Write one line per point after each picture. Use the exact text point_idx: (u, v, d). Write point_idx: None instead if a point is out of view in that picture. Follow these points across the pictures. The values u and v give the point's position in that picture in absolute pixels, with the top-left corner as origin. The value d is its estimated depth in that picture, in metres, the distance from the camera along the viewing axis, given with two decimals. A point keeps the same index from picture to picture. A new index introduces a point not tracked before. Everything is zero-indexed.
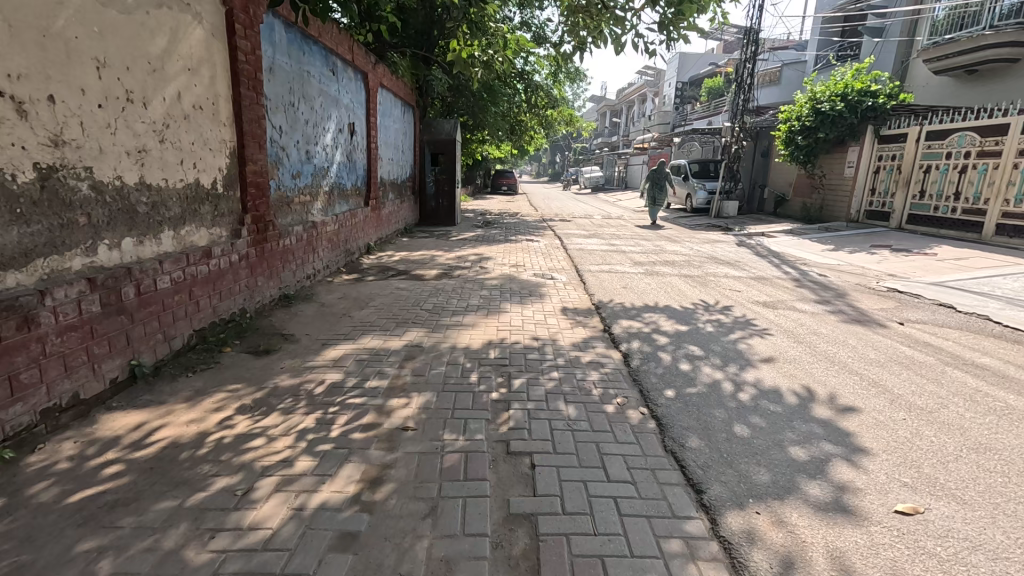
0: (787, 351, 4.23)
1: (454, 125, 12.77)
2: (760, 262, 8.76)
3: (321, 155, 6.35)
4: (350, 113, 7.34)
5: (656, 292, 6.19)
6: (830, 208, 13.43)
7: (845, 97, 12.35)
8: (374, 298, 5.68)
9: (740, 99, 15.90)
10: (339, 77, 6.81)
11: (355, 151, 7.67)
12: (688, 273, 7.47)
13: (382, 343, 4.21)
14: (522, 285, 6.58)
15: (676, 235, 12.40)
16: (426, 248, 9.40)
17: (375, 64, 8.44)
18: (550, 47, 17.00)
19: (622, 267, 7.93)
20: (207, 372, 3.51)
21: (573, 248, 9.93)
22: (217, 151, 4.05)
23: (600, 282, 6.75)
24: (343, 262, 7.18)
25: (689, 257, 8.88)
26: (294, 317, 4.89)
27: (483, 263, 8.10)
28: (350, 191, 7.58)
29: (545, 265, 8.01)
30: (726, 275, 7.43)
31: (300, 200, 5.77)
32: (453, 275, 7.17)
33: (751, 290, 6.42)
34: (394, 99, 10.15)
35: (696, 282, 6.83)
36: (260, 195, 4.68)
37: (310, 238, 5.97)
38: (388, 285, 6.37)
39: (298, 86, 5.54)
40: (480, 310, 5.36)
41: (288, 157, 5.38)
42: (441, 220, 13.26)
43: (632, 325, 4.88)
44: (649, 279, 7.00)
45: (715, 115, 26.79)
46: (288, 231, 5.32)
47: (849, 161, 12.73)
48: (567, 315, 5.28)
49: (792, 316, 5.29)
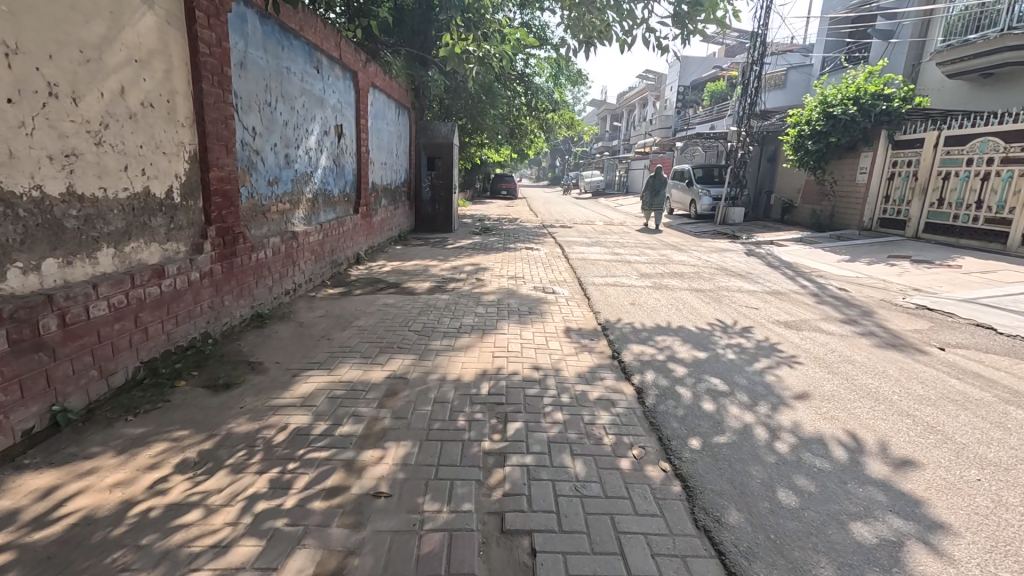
0: (822, 384, 3.72)
1: (451, 128, 12.31)
2: (774, 274, 8.26)
3: (304, 159, 5.86)
4: (338, 114, 6.86)
5: (667, 310, 5.68)
6: (840, 216, 12.95)
7: (857, 100, 11.88)
8: (359, 317, 5.17)
9: (746, 102, 15.48)
10: (325, 76, 6.33)
11: (343, 155, 7.18)
12: (699, 287, 6.98)
13: (361, 374, 3.69)
14: (521, 300, 6.09)
15: (682, 243, 11.91)
16: (419, 257, 8.90)
17: (367, 63, 7.96)
18: (551, 49, 16.57)
19: (628, 279, 7.41)
20: (150, 414, 2.99)
21: (575, 257, 9.44)
22: (173, 156, 3.56)
23: (605, 297, 6.24)
24: (329, 274, 6.69)
25: (699, 269, 8.39)
26: (266, 341, 4.38)
27: (479, 275, 7.59)
28: (338, 198, 7.10)
29: (546, 277, 7.51)
30: (739, 289, 6.92)
31: (278, 209, 5.28)
32: (447, 289, 6.67)
33: (770, 308, 5.92)
34: (388, 99, 9.68)
35: (709, 298, 6.32)
36: (227, 205, 4.18)
37: (290, 250, 5.47)
38: (376, 301, 5.85)
39: (276, 84, 5.04)
40: (475, 330, 4.86)
41: (263, 161, 4.87)
42: (437, 226, 12.72)
43: (644, 351, 4.37)
44: (659, 294, 6.49)
45: (718, 120, 26.39)
46: (261, 244, 4.82)
47: (861, 167, 12.27)
48: (570, 338, 4.77)
49: (820, 340, 4.78)
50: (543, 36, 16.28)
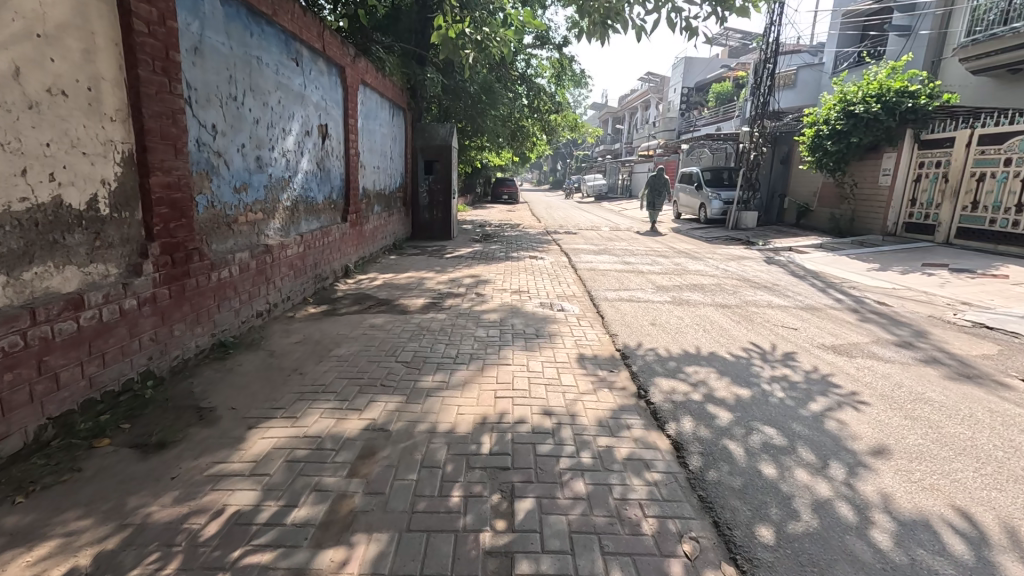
0: (902, 434, 3.00)
1: (449, 130, 11.68)
2: (802, 286, 7.55)
3: (281, 162, 5.19)
4: (322, 113, 6.18)
5: (695, 332, 4.97)
6: (861, 220, 12.24)
7: (881, 98, 11.19)
8: (340, 344, 4.49)
9: (758, 102, 14.80)
10: (306, 70, 5.67)
11: (328, 157, 6.49)
12: (723, 302, 6.28)
13: (332, 426, 2.99)
14: (527, 321, 5.39)
15: (695, 250, 11.21)
16: (415, 268, 8.23)
17: (356, 59, 7.31)
18: (553, 49, 15.96)
19: (643, 294, 6.71)
20: (49, 492, 2.30)
21: (583, 267, 8.74)
22: (98, 157, 2.87)
23: (622, 316, 5.54)
24: (311, 290, 6.00)
25: (720, 280, 7.68)
26: (225, 378, 3.68)
27: (480, 289, 6.90)
28: (323, 205, 6.42)
29: (553, 291, 6.82)
30: (769, 305, 6.22)
31: (247, 220, 4.59)
32: (443, 306, 5.99)
33: (809, 328, 5.20)
34: (381, 100, 9.02)
35: (739, 317, 5.61)
36: (177, 216, 3.49)
37: (262, 266, 4.78)
38: (362, 322, 5.16)
39: (244, 76, 4.38)
40: (475, 361, 4.16)
41: (226, 165, 4.19)
42: (435, 234, 12.04)
43: (676, 387, 3.67)
44: (681, 311, 5.77)
45: (725, 120, 25.80)
46: (225, 260, 4.12)
47: (884, 168, 11.58)
48: (586, 369, 4.06)
49: (878, 369, 4.07)
50: (545, 35, 15.72)
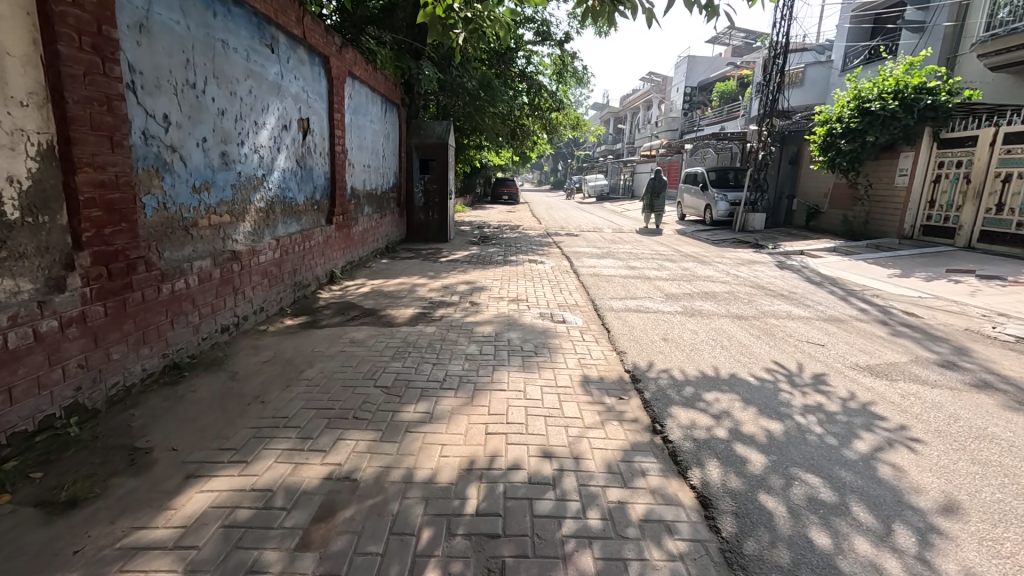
0: (976, 486, 2.48)
1: (446, 127, 11.15)
2: (821, 294, 7.05)
3: (253, 159, 4.69)
4: (302, 106, 5.68)
5: (712, 350, 4.45)
6: (876, 222, 11.74)
7: (898, 94, 10.68)
8: (314, 364, 3.99)
9: (767, 100, 14.26)
10: (283, 58, 5.16)
11: (310, 154, 5.99)
12: (739, 313, 5.76)
13: (287, 475, 2.49)
14: (525, 335, 4.87)
15: (703, 253, 10.70)
16: (406, 274, 7.72)
17: (343, 49, 6.80)
18: (554, 45, 15.46)
19: (652, 303, 6.20)
20: None
21: (586, 272, 8.23)
22: (3, 150, 2.37)
23: (630, 329, 5.03)
24: (290, 299, 5.50)
25: (732, 288, 7.17)
26: (174, 407, 3.17)
27: (475, 297, 6.39)
28: (304, 207, 5.91)
29: (554, 300, 6.31)
30: (789, 317, 5.70)
31: (210, 223, 4.08)
32: (434, 317, 5.48)
33: (838, 345, 4.68)
34: (371, 94, 8.52)
35: (758, 331, 5.10)
36: (114, 220, 2.98)
37: (228, 276, 4.28)
38: (342, 337, 4.64)
39: (205, 61, 3.87)
40: (465, 385, 3.65)
41: (183, 161, 3.69)
42: (431, 236, 11.51)
43: (696, 419, 3.15)
44: (694, 324, 5.25)
45: (729, 121, 25.33)
46: (180, 270, 3.62)
47: (900, 168, 11.09)
48: (591, 397, 3.53)
49: (927, 397, 3.54)
50: (546, 31, 15.21)
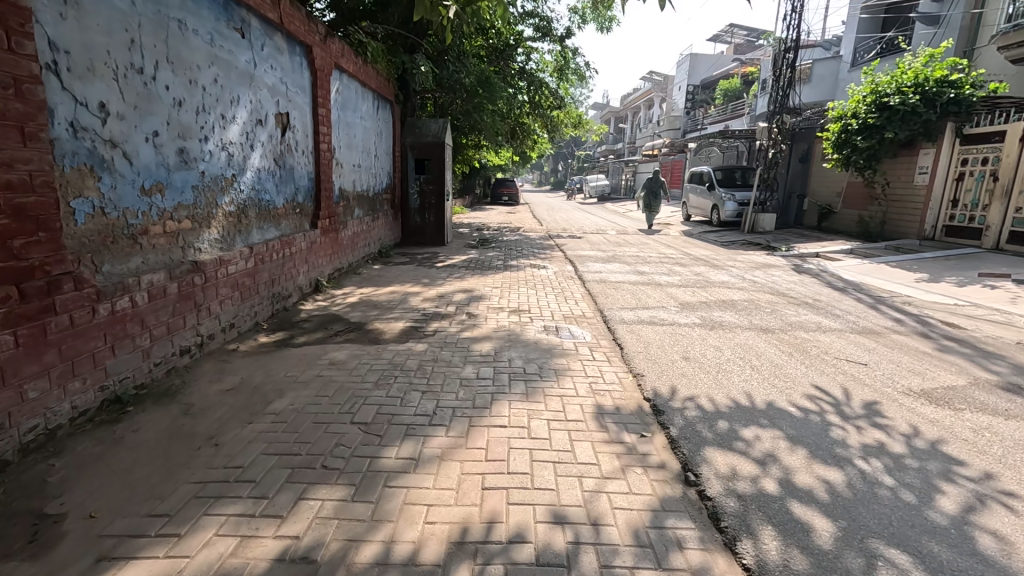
0: None
1: (442, 125, 10.64)
2: (847, 302, 6.52)
3: (219, 157, 4.14)
4: (280, 99, 5.14)
5: (742, 372, 3.90)
6: (894, 223, 11.19)
7: (919, 88, 10.16)
8: (286, 393, 3.45)
9: (777, 96, 13.72)
10: (256, 44, 4.62)
11: (290, 152, 5.45)
12: (764, 325, 5.22)
13: (226, 556, 1.94)
14: (528, 354, 4.32)
15: (713, 257, 10.15)
16: (399, 281, 7.18)
17: (328, 38, 6.26)
18: (553, 41, 14.92)
19: (666, 314, 5.65)
20: None
21: (592, 279, 7.69)
22: None
23: (646, 347, 4.48)
24: (266, 312, 4.96)
25: (751, 296, 6.62)
26: (106, 455, 2.63)
27: (472, 308, 5.85)
28: (283, 210, 5.38)
29: (558, 310, 5.76)
30: (820, 329, 5.16)
31: (166, 230, 3.54)
32: (427, 332, 4.95)
33: (882, 364, 4.14)
34: (362, 89, 7.98)
35: (789, 348, 4.55)
36: (27, 228, 2.45)
37: (189, 290, 3.73)
38: (320, 359, 4.09)
39: (156, 42, 3.34)
40: (458, 420, 3.09)
41: (126, 158, 3.14)
42: (427, 239, 10.97)
43: (737, 465, 2.60)
44: (716, 340, 4.70)
45: (734, 119, 24.79)
46: (125, 286, 3.08)
47: (920, 166, 10.54)
48: (607, 434, 2.98)
49: (1005, 432, 2.99)
50: (546, 26, 14.69)
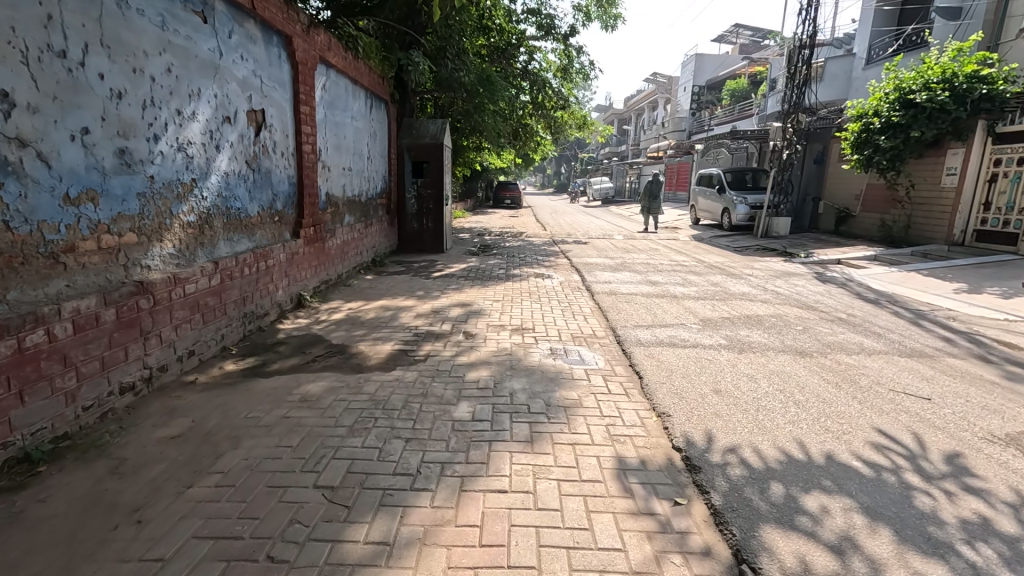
0: None
1: (441, 126, 10.09)
2: (883, 316, 5.92)
3: (175, 159, 3.57)
4: (253, 94, 4.56)
5: (786, 410, 3.29)
6: (919, 227, 10.55)
7: (948, 84, 9.50)
8: (242, 442, 2.86)
9: (791, 95, 13.08)
10: (222, 31, 4.06)
11: (266, 153, 4.87)
12: (799, 347, 4.62)
13: None
14: (533, 384, 3.72)
15: (729, 264, 9.54)
16: (392, 294, 6.61)
17: (311, 29, 5.69)
18: (556, 39, 14.38)
19: (686, 333, 5.05)
20: None
21: (601, 290, 7.08)
22: None
23: (668, 376, 3.88)
24: (236, 335, 4.38)
25: (777, 311, 6.01)
26: None
27: (470, 326, 5.25)
28: (258, 219, 4.79)
29: (565, 328, 5.16)
30: (863, 350, 4.56)
31: (101, 246, 2.97)
32: (418, 356, 4.37)
33: (949, 398, 3.54)
34: (353, 87, 7.42)
35: (833, 376, 3.94)
36: None
37: (132, 316, 3.15)
38: (291, 393, 3.52)
39: (84, 20, 2.78)
40: (447, 483, 2.50)
41: (39, 158, 2.56)
42: (425, 246, 10.40)
43: (809, 555, 2.00)
44: (748, 367, 4.10)
45: (741, 120, 24.18)
46: (38, 318, 2.50)
47: (948, 166, 9.91)
48: (635, 503, 2.38)
49: None
50: (549, 24, 14.12)
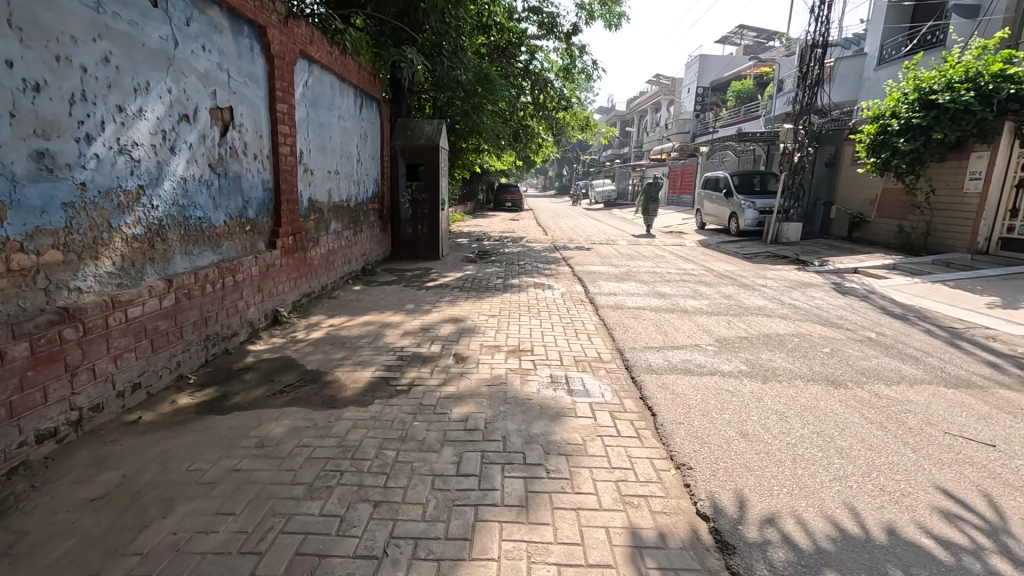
0: None
1: (437, 127, 9.59)
2: (916, 334, 5.41)
3: (114, 162, 3.07)
4: (218, 89, 4.08)
5: (829, 463, 2.78)
6: (939, 234, 10.02)
7: (974, 83, 8.97)
8: (174, 508, 2.35)
9: (803, 95, 12.57)
10: (177, 18, 3.57)
11: (234, 155, 4.37)
12: (830, 375, 4.11)
13: None
14: (529, 424, 3.21)
15: (741, 273, 9.03)
16: (380, 307, 6.11)
17: (290, 20, 5.21)
18: (559, 38, 13.90)
19: (701, 356, 4.55)
20: None
21: (605, 303, 6.58)
22: None
23: (687, 414, 3.36)
24: (195, 361, 3.89)
25: (798, 328, 5.50)
26: None
27: (462, 346, 4.75)
28: (224, 228, 4.29)
29: (567, 351, 4.65)
30: (903, 379, 4.05)
31: (11, 266, 2.47)
32: (400, 384, 3.86)
33: (1017, 444, 3.02)
34: (340, 84, 6.95)
35: (876, 414, 3.42)
36: None
37: (54, 349, 2.65)
38: (246, 437, 3.01)
39: None
40: (419, 570, 1.99)
41: None
42: (420, 253, 9.91)
43: None
44: (776, 402, 3.59)
45: (747, 121, 23.67)
46: None
47: (971, 171, 9.39)
48: None
49: None
50: (551, 23, 13.65)
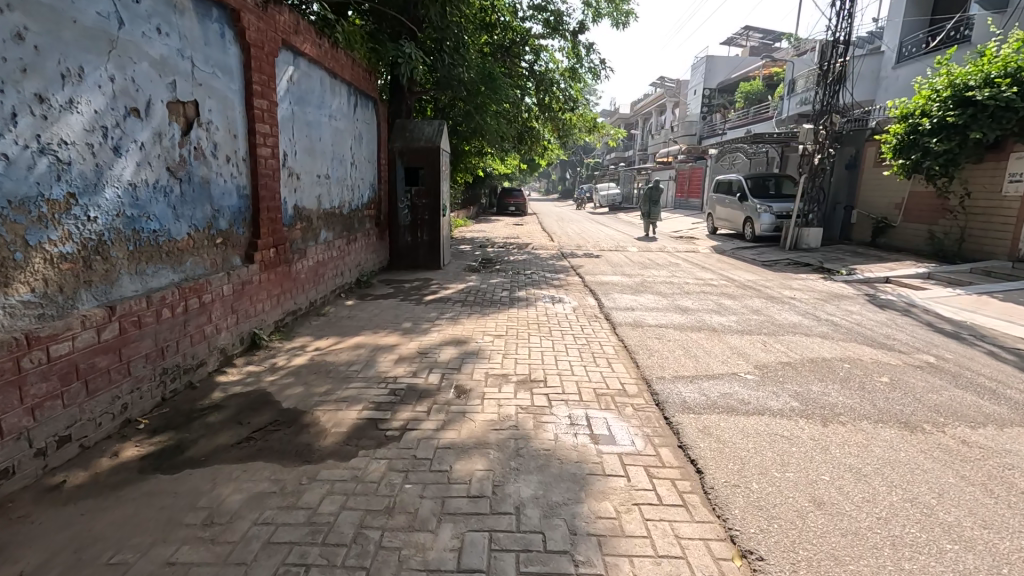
0: None
1: (437, 128, 8.97)
2: (980, 358, 4.75)
3: (29, 162, 2.46)
4: (177, 79, 3.48)
5: (944, 554, 2.13)
6: (975, 240, 9.37)
7: (1015, 77, 8.31)
8: None
9: (823, 95, 11.97)
10: None
11: (199, 156, 3.76)
12: (901, 415, 3.45)
13: None
14: (548, 489, 2.58)
15: (765, 283, 8.37)
16: (373, 325, 5.48)
17: (270, 6, 4.63)
18: (566, 37, 13.35)
19: (743, 388, 3.91)
20: None
21: (623, 319, 5.95)
22: None
23: (742, 473, 2.72)
24: (149, 401, 3.28)
25: (844, 351, 4.85)
26: None
27: (464, 376, 4.12)
28: (188, 242, 3.69)
29: (587, 381, 4.02)
30: (989, 420, 3.40)
31: None
32: (391, 429, 3.22)
33: None
34: (331, 81, 6.36)
35: (973, 472, 2.77)
36: None
37: None
38: (194, 509, 2.39)
39: None
40: None
41: None
42: (419, 262, 9.29)
43: None
44: (849, 454, 2.94)
45: (757, 122, 23.06)
46: None
47: (1011, 172, 8.75)
48: None
49: None
50: (557, 21, 13.07)
